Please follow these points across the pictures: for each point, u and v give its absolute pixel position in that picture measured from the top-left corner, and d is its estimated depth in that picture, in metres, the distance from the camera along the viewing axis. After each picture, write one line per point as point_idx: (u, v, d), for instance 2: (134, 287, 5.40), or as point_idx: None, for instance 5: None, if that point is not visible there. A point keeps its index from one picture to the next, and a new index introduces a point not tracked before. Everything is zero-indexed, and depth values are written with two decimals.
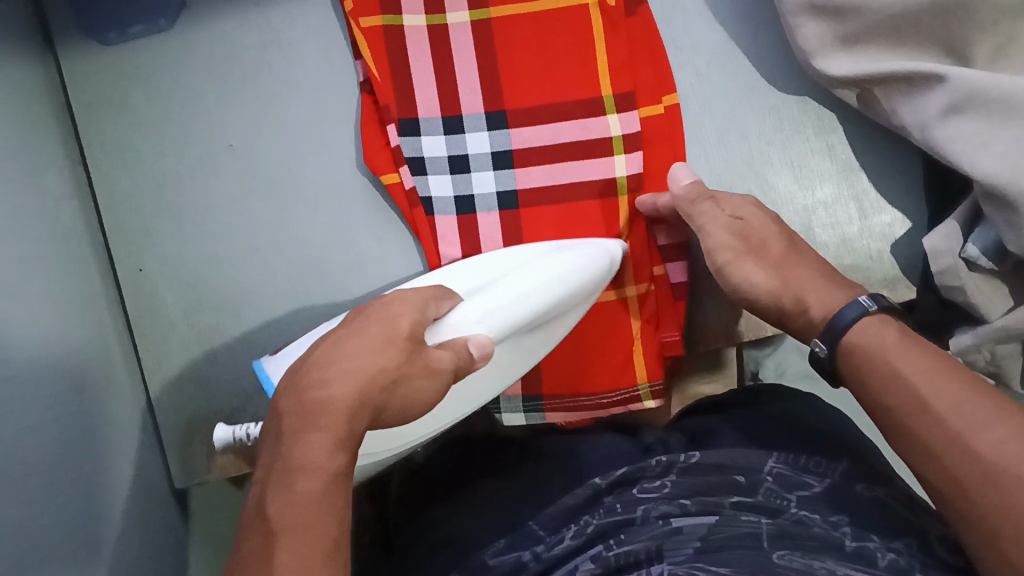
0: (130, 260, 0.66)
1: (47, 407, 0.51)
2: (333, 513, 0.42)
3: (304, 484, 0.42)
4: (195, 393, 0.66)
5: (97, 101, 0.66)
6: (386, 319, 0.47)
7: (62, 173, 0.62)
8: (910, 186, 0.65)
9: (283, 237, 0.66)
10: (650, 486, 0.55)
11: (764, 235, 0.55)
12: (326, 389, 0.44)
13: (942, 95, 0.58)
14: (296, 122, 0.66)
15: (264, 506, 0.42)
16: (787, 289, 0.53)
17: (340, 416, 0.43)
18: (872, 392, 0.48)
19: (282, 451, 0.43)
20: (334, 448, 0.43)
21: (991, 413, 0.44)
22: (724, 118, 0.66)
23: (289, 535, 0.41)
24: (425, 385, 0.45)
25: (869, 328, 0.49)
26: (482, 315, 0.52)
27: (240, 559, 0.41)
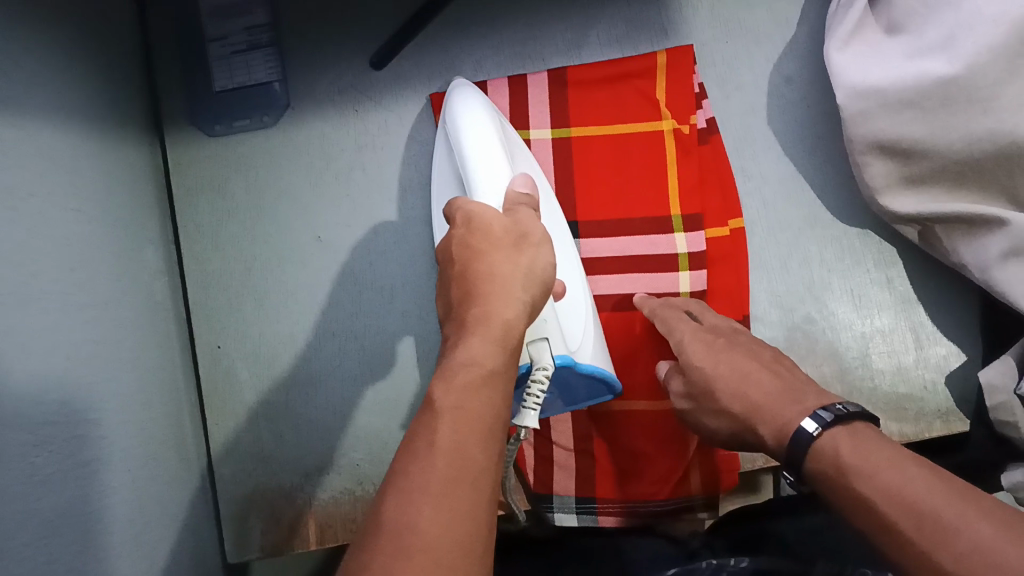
0: (210, 337, 0.69)
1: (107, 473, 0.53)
2: (500, 398, 0.41)
3: (471, 370, 0.41)
4: (257, 471, 0.68)
5: (195, 186, 0.70)
6: (480, 224, 0.48)
7: (157, 250, 0.66)
8: (968, 323, 0.68)
9: (358, 326, 0.69)
10: None
11: (703, 379, 0.58)
12: (486, 287, 0.45)
13: (1002, 238, 0.60)
14: (382, 220, 0.69)
15: (428, 397, 0.41)
16: (741, 425, 0.54)
17: (500, 324, 0.43)
18: (849, 513, 0.45)
19: (446, 356, 0.43)
20: (496, 348, 0.42)
21: (959, 517, 0.41)
22: (787, 246, 0.69)
23: (459, 406, 0.40)
24: (546, 260, 0.48)
25: (824, 450, 0.47)
26: (490, 168, 0.55)
27: (409, 446, 0.39)
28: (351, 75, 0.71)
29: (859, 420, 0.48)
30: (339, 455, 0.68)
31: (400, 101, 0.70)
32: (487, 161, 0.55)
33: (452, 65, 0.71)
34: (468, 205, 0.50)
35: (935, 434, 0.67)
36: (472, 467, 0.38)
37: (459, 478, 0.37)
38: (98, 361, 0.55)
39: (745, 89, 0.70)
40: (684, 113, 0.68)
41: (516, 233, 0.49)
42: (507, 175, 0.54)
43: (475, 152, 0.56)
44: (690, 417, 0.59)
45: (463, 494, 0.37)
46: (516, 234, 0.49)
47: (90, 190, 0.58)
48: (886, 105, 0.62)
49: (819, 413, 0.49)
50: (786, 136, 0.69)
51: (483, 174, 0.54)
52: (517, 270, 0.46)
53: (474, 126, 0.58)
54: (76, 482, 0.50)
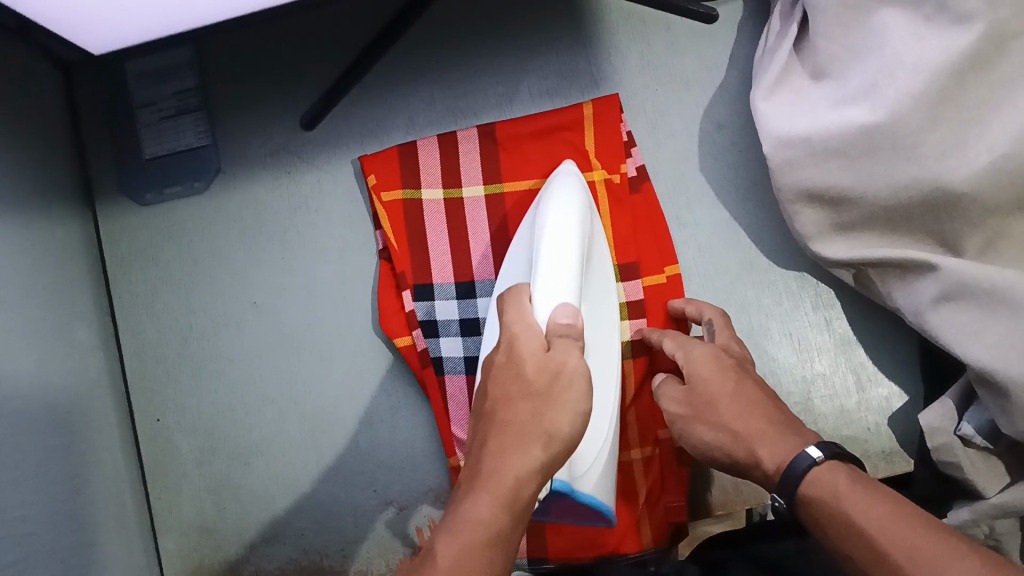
0: (150, 410, 0.69)
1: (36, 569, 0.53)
2: (498, 559, 0.41)
3: (475, 526, 0.41)
4: (202, 543, 0.68)
5: (129, 257, 0.70)
6: (517, 358, 0.46)
7: (92, 326, 0.66)
8: (909, 362, 0.67)
9: (298, 392, 0.68)
10: None
11: (709, 391, 0.54)
12: (497, 461, 0.43)
13: (932, 283, 0.61)
14: (320, 283, 0.69)
15: (426, 557, 0.41)
16: (738, 441, 0.52)
17: (511, 481, 0.42)
18: (836, 542, 0.45)
19: (451, 513, 0.43)
20: (499, 508, 0.42)
21: (950, 558, 0.40)
22: (725, 292, 0.69)
23: (458, 564, 0.40)
24: (575, 411, 0.45)
25: (821, 479, 0.47)
26: (550, 283, 0.49)
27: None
28: (282, 136, 0.70)
29: (856, 462, 0.49)
30: (283, 525, 0.67)
31: (332, 161, 0.70)
32: (549, 277, 0.49)
33: (383, 123, 0.70)
34: (520, 319, 0.48)
35: (880, 475, 0.68)
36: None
37: None
38: (29, 452, 0.54)
39: (677, 136, 0.70)
40: (614, 164, 0.68)
41: (552, 374, 0.45)
42: (557, 297, 0.49)
43: (542, 263, 0.50)
44: (681, 424, 0.56)
45: None
46: (550, 373, 0.46)
47: (20, 275, 0.57)
48: (813, 154, 0.62)
49: (822, 445, 0.49)
50: (720, 183, 0.69)
51: (544, 284, 0.49)
52: (544, 411, 0.45)
53: (558, 222, 0.52)
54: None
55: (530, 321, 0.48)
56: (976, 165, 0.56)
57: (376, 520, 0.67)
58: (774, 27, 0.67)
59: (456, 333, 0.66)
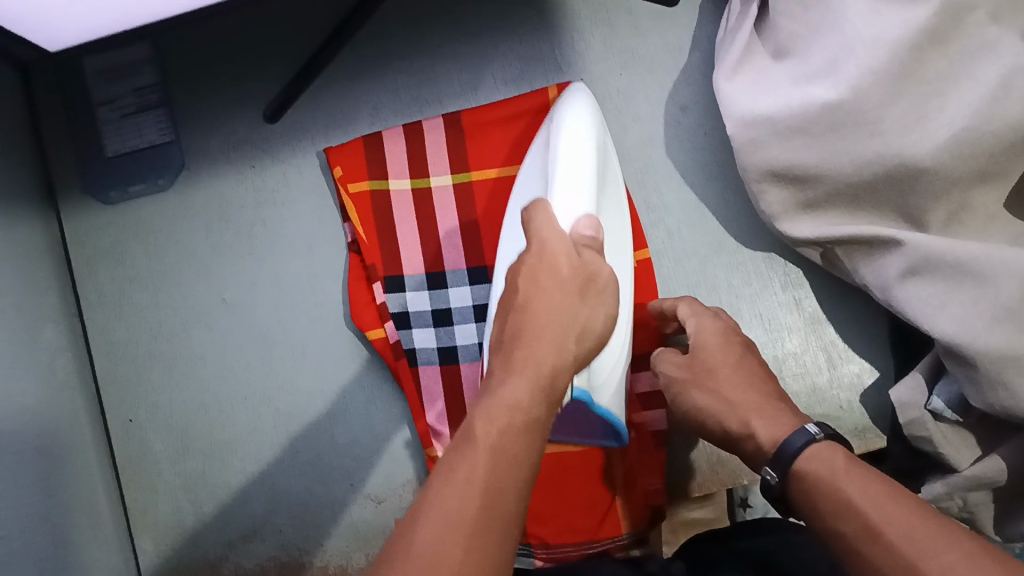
0: (122, 411, 0.69)
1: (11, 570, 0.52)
2: (537, 445, 0.40)
3: (511, 409, 0.40)
4: (180, 542, 0.68)
5: (96, 257, 0.70)
6: (550, 256, 0.47)
7: (60, 327, 0.65)
8: (880, 338, 0.68)
9: (270, 386, 0.68)
10: None
11: (710, 362, 0.57)
12: (529, 348, 0.43)
13: (899, 258, 0.61)
14: (288, 278, 0.69)
15: (467, 435, 0.39)
16: (733, 411, 0.53)
17: (542, 368, 0.43)
18: (826, 516, 0.45)
19: (487, 393, 0.42)
20: (536, 392, 0.41)
21: (940, 537, 0.39)
22: (695, 275, 0.69)
23: (498, 449, 0.38)
24: (603, 315, 0.47)
25: (820, 454, 0.47)
26: (570, 196, 0.52)
27: (447, 464, 0.38)
28: (246, 130, 0.70)
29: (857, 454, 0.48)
30: (261, 521, 0.67)
31: (296, 154, 0.70)
32: (568, 189, 0.52)
33: (347, 115, 0.70)
34: (548, 217, 0.49)
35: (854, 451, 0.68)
36: (502, 513, 0.37)
37: (491, 520, 0.36)
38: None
39: (642, 120, 0.70)
40: None
41: (585, 278, 0.47)
42: (583, 208, 0.51)
43: (561, 174, 0.53)
44: (677, 387, 0.58)
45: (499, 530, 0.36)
46: (585, 277, 0.47)
47: None
48: (776, 133, 0.62)
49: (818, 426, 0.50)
50: (686, 166, 0.70)
51: (564, 197, 0.52)
52: (577, 316, 0.46)
53: (569, 140, 0.54)
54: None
55: (557, 226, 0.49)
56: (938, 138, 0.56)
57: (352, 513, 0.66)
58: (735, 8, 0.67)
59: (428, 324, 0.66)
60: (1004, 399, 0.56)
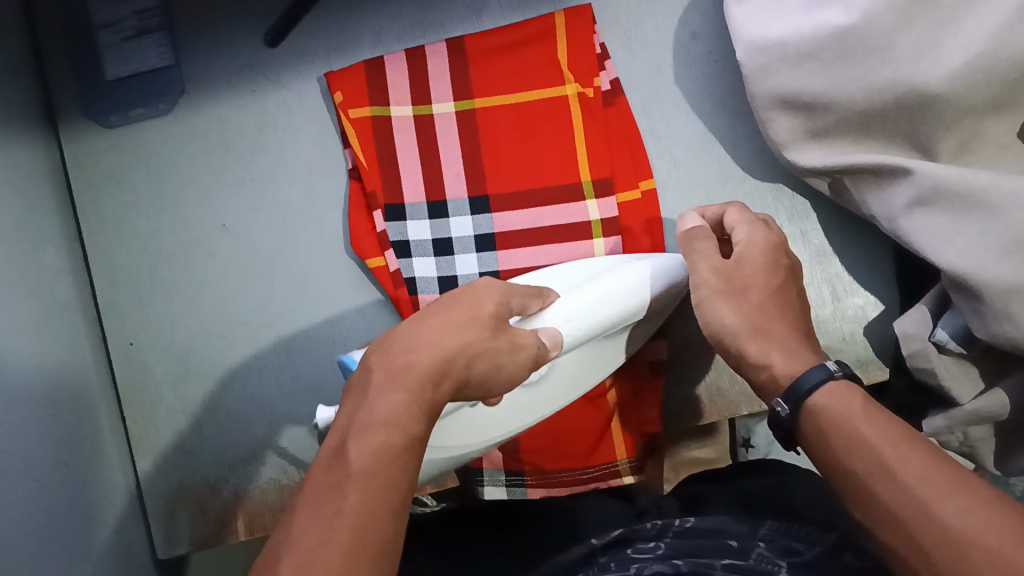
0: (122, 334, 0.68)
1: (26, 484, 0.52)
2: (411, 466, 0.44)
3: (383, 435, 0.43)
4: (181, 465, 0.68)
5: (96, 180, 0.69)
6: (474, 290, 0.50)
7: (60, 250, 0.65)
8: (885, 271, 0.67)
9: (272, 313, 0.68)
10: (643, 547, 0.57)
11: (749, 280, 0.55)
12: (414, 357, 0.45)
13: (907, 188, 0.60)
14: (289, 204, 0.69)
15: (339, 457, 0.43)
16: (755, 337, 0.53)
17: (422, 388, 0.45)
18: (836, 451, 0.47)
19: (364, 407, 0.44)
20: (411, 410, 0.44)
21: (956, 482, 0.43)
22: (700, 206, 0.68)
23: (371, 480, 0.42)
24: (512, 353, 0.48)
25: (837, 389, 0.49)
26: (570, 317, 0.54)
27: (315, 495, 0.42)
28: (248, 56, 0.69)
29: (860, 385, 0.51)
30: (262, 445, 0.68)
31: (297, 79, 0.69)
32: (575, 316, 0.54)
33: (350, 41, 0.70)
34: (489, 285, 0.50)
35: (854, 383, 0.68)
36: (372, 543, 0.40)
37: (359, 547, 0.40)
38: (9, 371, 0.53)
39: (650, 47, 0.69)
40: (587, 76, 0.67)
41: (498, 315, 0.49)
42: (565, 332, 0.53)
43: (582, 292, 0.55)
44: (704, 294, 0.56)
45: (367, 554, 0.40)
46: (498, 314, 0.49)
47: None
48: (786, 59, 0.61)
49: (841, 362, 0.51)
50: (693, 94, 0.69)
51: (569, 308, 0.54)
52: (472, 350, 0.47)
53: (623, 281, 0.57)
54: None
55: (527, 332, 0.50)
56: (951, 65, 0.55)
57: None
58: None
59: (429, 254, 0.67)
60: (1007, 330, 0.56)
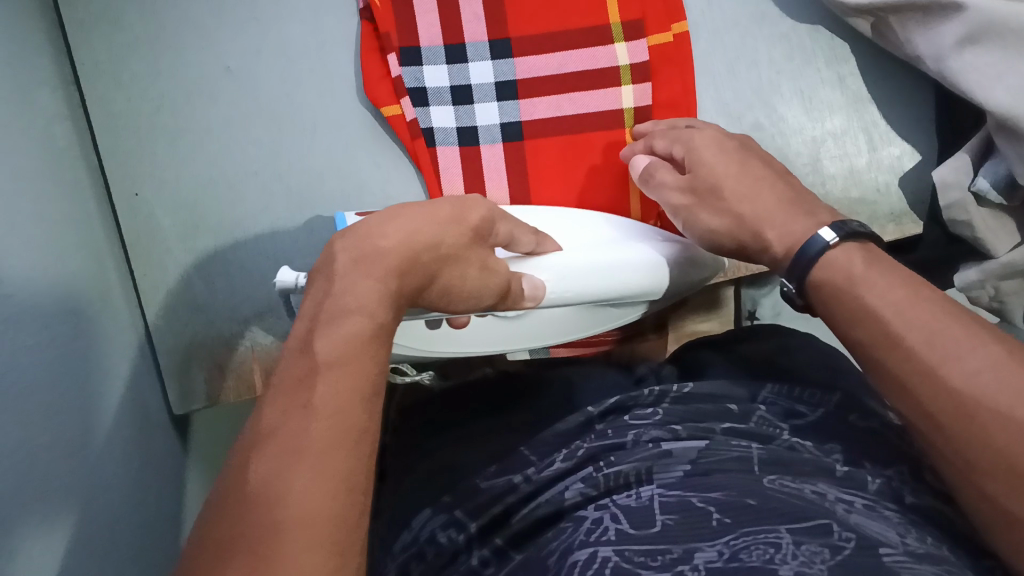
0: (126, 184, 0.65)
1: (42, 336, 0.50)
2: (382, 354, 0.39)
3: (357, 322, 0.39)
4: (194, 321, 0.66)
5: (90, 18, 0.64)
6: (459, 202, 0.45)
7: (55, 93, 0.60)
8: (922, 117, 0.65)
9: (284, 163, 0.66)
10: (642, 412, 0.55)
11: (709, 177, 0.54)
12: (380, 240, 0.42)
13: (959, 24, 0.56)
14: (298, 47, 0.65)
15: (306, 346, 0.38)
16: (744, 226, 0.52)
17: (390, 276, 0.41)
18: (841, 322, 0.47)
19: (330, 293, 0.40)
20: (385, 296, 0.40)
21: (967, 342, 0.42)
22: (734, 47, 0.65)
23: (342, 370, 0.37)
24: (473, 273, 0.45)
25: (835, 261, 0.47)
26: (571, 282, 0.54)
27: (281, 393, 0.37)
28: None
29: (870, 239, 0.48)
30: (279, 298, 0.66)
31: None
32: (576, 275, 0.54)
33: None
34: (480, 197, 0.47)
35: (888, 237, 0.66)
36: (346, 445, 0.35)
37: (338, 441, 0.35)
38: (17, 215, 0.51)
39: None
40: None
41: (472, 229, 0.45)
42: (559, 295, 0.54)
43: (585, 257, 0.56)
44: (683, 214, 0.56)
45: (348, 446, 0.35)
46: (469, 230, 0.45)
47: None
48: None
49: (835, 225, 0.48)
50: None
51: (568, 268, 0.54)
52: (445, 251, 0.43)
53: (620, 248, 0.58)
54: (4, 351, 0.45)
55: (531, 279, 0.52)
56: None
57: None
58: None
59: (447, 102, 0.64)
60: None
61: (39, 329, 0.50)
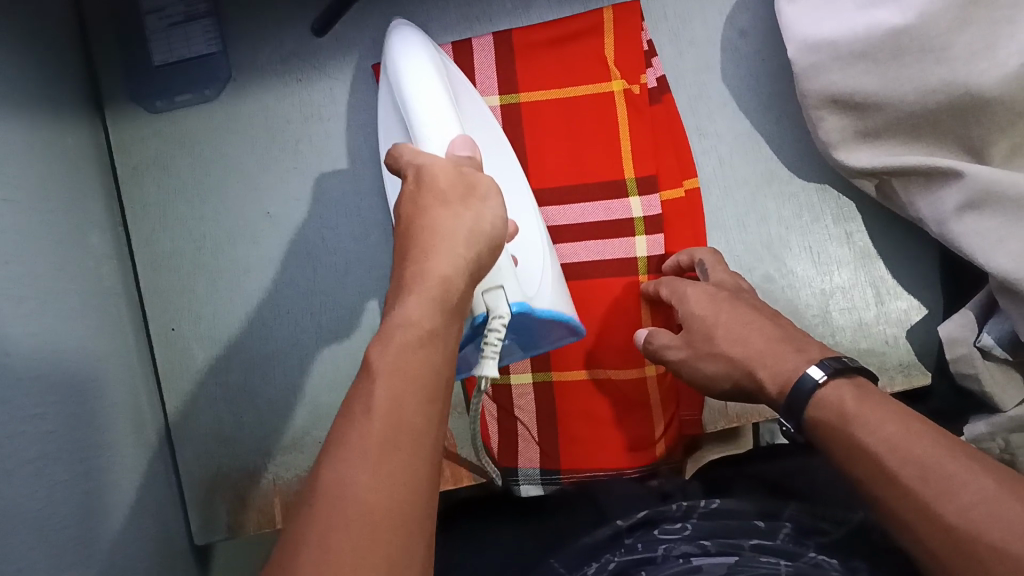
0: (165, 320, 0.69)
1: (69, 470, 0.52)
2: (438, 355, 0.40)
3: (404, 335, 0.39)
4: (220, 453, 0.68)
5: (141, 166, 0.70)
6: (427, 176, 0.45)
7: (105, 234, 0.65)
8: (929, 273, 0.67)
9: (314, 304, 0.68)
10: (671, 527, 0.53)
11: (703, 326, 0.56)
12: (428, 257, 0.42)
13: (958, 190, 0.59)
14: (334, 194, 0.69)
15: (364, 365, 0.39)
16: (740, 369, 0.53)
17: (438, 280, 0.41)
18: (843, 461, 0.46)
19: (386, 316, 0.41)
20: (436, 309, 0.41)
21: (961, 479, 0.42)
22: (744, 204, 0.68)
23: (394, 377, 0.38)
24: (495, 214, 0.45)
25: (827, 399, 0.48)
26: (439, 127, 0.52)
27: (342, 423, 0.38)
28: (292, 46, 0.70)
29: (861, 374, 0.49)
30: (302, 433, 0.67)
31: (344, 69, 0.70)
32: (433, 116, 0.53)
33: None
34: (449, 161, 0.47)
35: (897, 388, 0.67)
36: (405, 436, 0.37)
37: (390, 458, 0.36)
38: (56, 353, 0.54)
39: (699, 44, 0.70)
40: (634, 72, 0.67)
41: (466, 186, 0.45)
42: (455, 134, 0.52)
43: (417, 107, 0.54)
44: (684, 366, 0.57)
45: (405, 471, 0.36)
46: (464, 186, 0.45)
47: (41, 181, 0.56)
48: (838, 57, 0.61)
49: (824, 362, 0.49)
50: (739, 91, 0.69)
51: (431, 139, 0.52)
52: (462, 227, 0.43)
53: (418, 80, 0.55)
54: (26, 490, 0.47)
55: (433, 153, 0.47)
56: (1007, 66, 0.55)
57: None
58: None
59: None
60: None
61: (66, 464, 0.52)
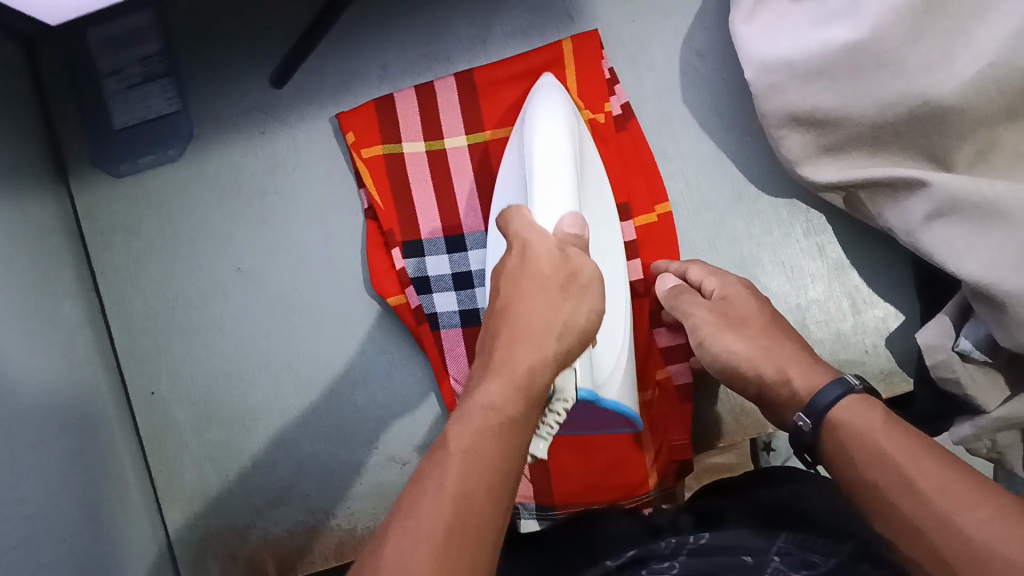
0: (144, 383, 0.69)
1: (52, 552, 0.52)
2: (513, 448, 0.40)
3: (481, 419, 0.41)
4: (208, 512, 0.67)
5: (108, 230, 0.70)
6: (531, 257, 0.47)
7: (77, 303, 0.64)
8: (903, 281, 0.67)
9: (292, 356, 0.68)
10: (657, 566, 0.51)
11: (744, 309, 0.55)
12: (513, 344, 0.43)
13: (924, 200, 0.59)
14: (304, 244, 0.69)
15: (442, 440, 0.41)
16: (770, 357, 0.52)
17: (526, 368, 0.42)
18: (859, 467, 0.44)
19: (467, 397, 0.42)
20: (513, 394, 0.41)
21: (973, 499, 0.39)
22: (714, 225, 0.68)
23: (467, 458, 0.39)
24: (588, 310, 0.46)
25: (856, 407, 0.47)
26: (552, 194, 0.51)
27: (411, 492, 0.39)
28: (252, 98, 0.69)
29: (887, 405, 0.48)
30: (288, 487, 0.67)
31: (306, 119, 0.69)
32: (550, 190, 0.51)
33: (356, 76, 0.69)
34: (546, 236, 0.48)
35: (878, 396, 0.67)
36: (474, 511, 0.38)
37: (456, 530, 0.37)
38: (34, 434, 0.53)
39: (658, 68, 0.70)
40: (596, 102, 0.67)
41: (567, 273, 0.46)
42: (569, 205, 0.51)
43: (541, 173, 0.52)
44: (706, 332, 0.54)
45: (472, 546, 0.37)
46: (567, 274, 0.46)
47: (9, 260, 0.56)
48: (797, 76, 0.61)
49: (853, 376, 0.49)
50: (701, 112, 0.69)
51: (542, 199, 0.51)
52: (550, 321, 0.44)
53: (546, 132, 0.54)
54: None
55: (543, 228, 0.49)
56: (964, 76, 0.55)
57: (379, 476, 0.66)
58: None
59: (448, 287, 0.66)
60: None
61: (49, 546, 0.52)
